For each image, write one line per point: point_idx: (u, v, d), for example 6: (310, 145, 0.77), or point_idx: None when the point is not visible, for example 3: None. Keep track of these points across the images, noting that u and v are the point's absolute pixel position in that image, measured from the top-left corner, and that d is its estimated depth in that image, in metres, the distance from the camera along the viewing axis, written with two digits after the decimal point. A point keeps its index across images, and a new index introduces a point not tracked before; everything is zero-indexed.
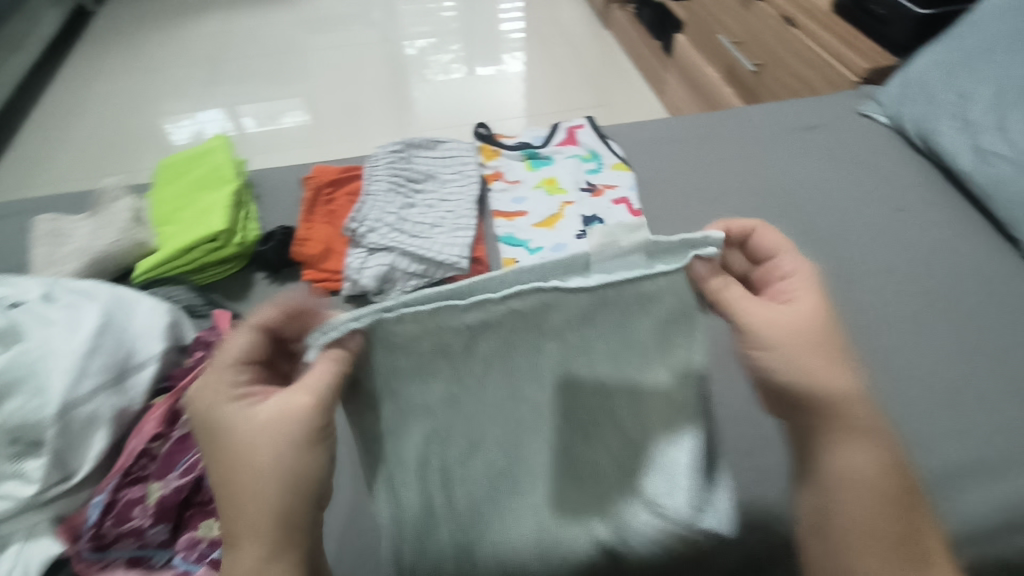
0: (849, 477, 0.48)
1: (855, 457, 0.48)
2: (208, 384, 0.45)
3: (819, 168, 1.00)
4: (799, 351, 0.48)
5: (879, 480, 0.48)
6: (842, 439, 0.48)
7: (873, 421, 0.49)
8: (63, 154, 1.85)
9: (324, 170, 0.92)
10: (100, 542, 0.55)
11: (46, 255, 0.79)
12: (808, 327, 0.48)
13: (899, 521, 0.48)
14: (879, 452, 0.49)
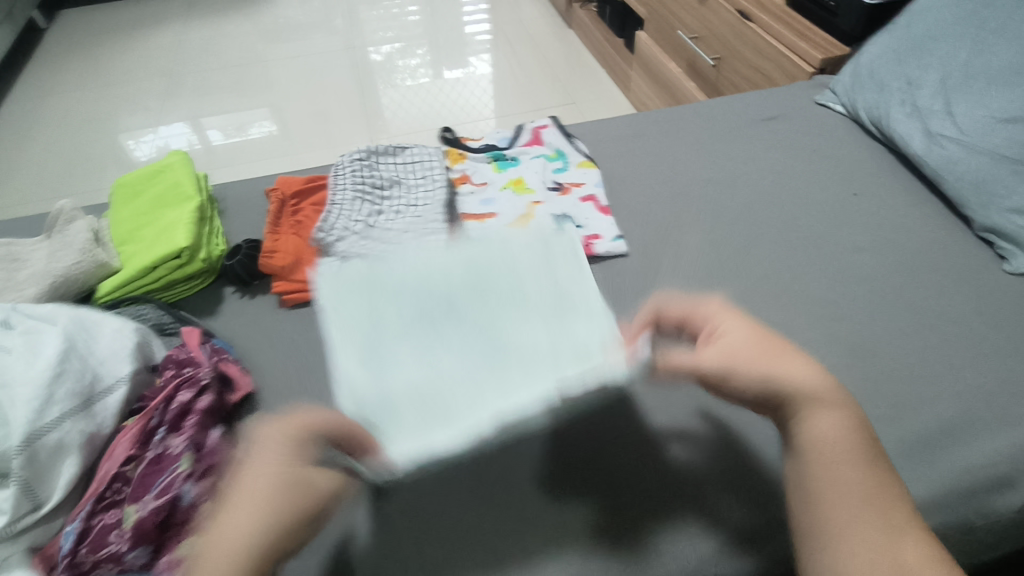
0: (822, 445, 0.50)
1: (824, 429, 0.50)
2: (276, 442, 0.49)
3: (779, 157, 1.03)
4: (737, 346, 0.53)
5: (840, 440, 0.50)
6: (806, 413, 0.51)
7: (826, 389, 0.52)
8: (21, 175, 1.79)
9: (288, 181, 0.92)
10: (76, 572, 0.53)
11: (2, 281, 0.77)
12: (754, 341, 0.54)
13: (878, 487, 0.49)
14: (845, 419, 0.51)
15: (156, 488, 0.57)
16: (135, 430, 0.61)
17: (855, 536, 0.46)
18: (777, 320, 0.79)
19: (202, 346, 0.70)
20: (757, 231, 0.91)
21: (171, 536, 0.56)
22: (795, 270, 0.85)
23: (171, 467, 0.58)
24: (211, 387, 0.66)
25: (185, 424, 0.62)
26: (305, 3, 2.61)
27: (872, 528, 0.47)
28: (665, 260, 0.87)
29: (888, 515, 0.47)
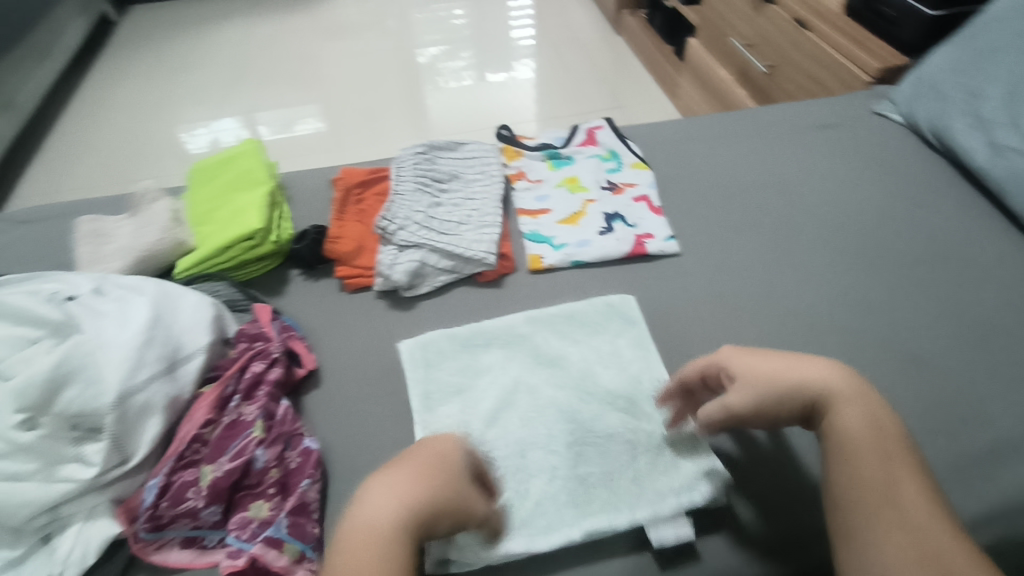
0: (855, 441, 0.55)
1: (853, 425, 0.55)
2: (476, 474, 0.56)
3: (834, 165, 1.02)
4: (764, 379, 0.58)
5: (870, 437, 0.55)
6: (839, 414, 0.56)
7: (847, 391, 0.57)
8: (92, 160, 1.90)
9: (352, 171, 0.95)
10: (156, 522, 0.58)
11: (90, 254, 0.82)
12: (779, 362, 0.59)
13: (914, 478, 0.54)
14: (873, 411, 0.56)
15: (231, 451, 0.61)
16: (214, 396, 0.64)
17: (892, 530, 0.51)
18: (829, 326, 0.79)
19: (272, 322, 0.74)
20: (810, 237, 0.91)
21: (242, 497, 0.60)
22: (848, 278, 0.85)
23: (245, 434, 0.62)
24: (280, 361, 0.70)
25: (258, 394, 0.66)
26: (359, 2, 2.69)
27: (907, 512, 0.52)
28: (716, 262, 0.88)
29: (924, 503, 0.52)
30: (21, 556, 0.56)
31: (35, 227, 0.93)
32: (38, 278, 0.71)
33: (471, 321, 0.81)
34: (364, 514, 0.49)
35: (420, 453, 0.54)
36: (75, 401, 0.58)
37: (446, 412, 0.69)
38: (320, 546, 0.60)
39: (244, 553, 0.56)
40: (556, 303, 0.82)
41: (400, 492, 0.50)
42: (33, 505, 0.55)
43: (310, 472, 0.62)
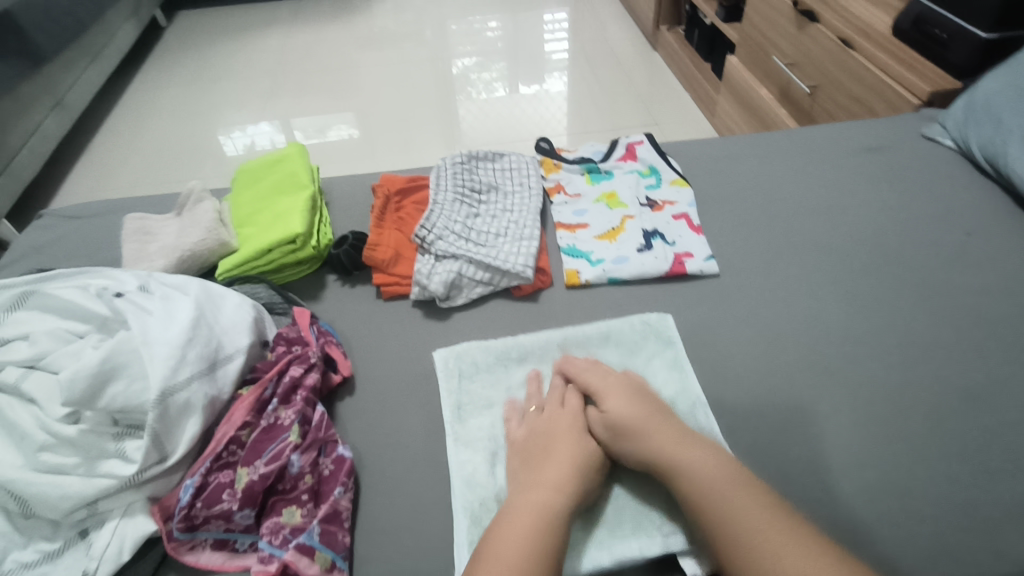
0: (695, 494, 0.57)
1: (695, 476, 0.58)
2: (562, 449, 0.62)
3: (880, 190, 1.00)
4: (625, 435, 0.63)
5: (720, 491, 0.57)
6: (683, 472, 0.59)
7: (684, 454, 0.60)
8: (135, 160, 1.95)
9: (392, 179, 0.96)
10: (190, 523, 0.58)
11: (136, 251, 0.84)
12: (631, 409, 0.65)
13: (757, 515, 0.54)
14: (714, 463, 0.59)
15: (267, 455, 0.61)
16: (252, 398, 0.65)
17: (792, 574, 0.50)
18: (875, 356, 0.77)
19: (310, 327, 0.75)
20: (855, 263, 0.89)
21: (275, 502, 0.60)
22: (895, 306, 0.83)
23: (280, 438, 0.62)
24: (317, 365, 0.70)
25: (295, 399, 0.66)
26: (397, 13, 2.73)
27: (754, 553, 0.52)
28: (757, 285, 0.86)
29: (765, 543, 0.53)
30: (57, 549, 0.56)
31: (84, 224, 0.96)
32: (87, 273, 0.72)
33: (506, 334, 0.80)
34: (509, 534, 0.54)
35: (567, 445, 0.63)
36: (120, 396, 0.59)
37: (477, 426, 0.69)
38: (350, 556, 0.59)
39: (276, 559, 0.56)
40: (592, 320, 0.81)
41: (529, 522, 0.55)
42: (72, 499, 0.55)
43: (343, 480, 0.62)
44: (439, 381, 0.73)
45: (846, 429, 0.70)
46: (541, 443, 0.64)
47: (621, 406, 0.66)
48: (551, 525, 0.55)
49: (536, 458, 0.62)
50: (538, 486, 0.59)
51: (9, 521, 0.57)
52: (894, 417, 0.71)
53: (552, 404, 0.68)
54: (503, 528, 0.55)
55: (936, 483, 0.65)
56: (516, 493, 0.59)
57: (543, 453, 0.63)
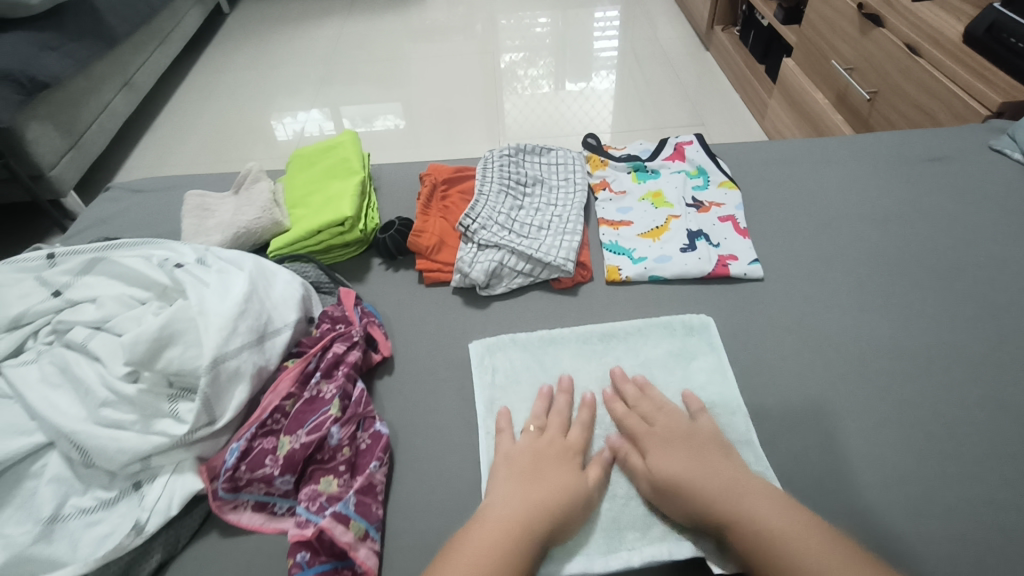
0: (742, 542, 0.52)
1: (746, 522, 0.53)
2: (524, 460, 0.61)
3: (939, 201, 0.96)
4: (673, 485, 0.58)
5: (781, 538, 0.51)
6: (735, 521, 0.53)
7: (736, 501, 0.54)
8: (194, 140, 2.02)
9: (439, 169, 0.98)
10: (234, 484, 0.61)
11: (195, 225, 0.88)
12: (666, 455, 0.60)
13: (806, 569, 0.49)
14: (768, 506, 0.54)
15: (308, 426, 0.63)
16: (297, 371, 0.68)
17: None
18: (924, 372, 0.74)
19: (355, 306, 0.77)
20: (907, 276, 0.86)
21: (314, 471, 0.62)
22: (947, 323, 0.80)
23: (322, 410, 0.64)
24: (360, 344, 0.72)
25: (337, 373, 0.68)
26: (450, 6, 2.76)
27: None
28: (802, 292, 0.84)
29: None
30: (113, 499, 0.59)
31: (149, 198, 1.01)
32: (150, 244, 0.76)
33: (545, 326, 0.80)
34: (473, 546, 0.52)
35: (555, 471, 0.60)
36: (177, 360, 0.62)
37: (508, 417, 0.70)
38: (382, 527, 0.61)
39: (312, 524, 0.58)
40: (631, 317, 0.81)
41: (498, 532, 0.53)
42: (128, 453, 0.59)
43: (379, 455, 0.64)
44: (473, 375, 0.74)
45: (888, 445, 0.68)
46: (530, 462, 0.61)
47: (660, 452, 0.61)
48: (517, 554, 0.52)
49: (524, 474, 0.59)
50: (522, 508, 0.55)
51: (70, 468, 0.60)
52: (941, 436, 0.68)
53: (556, 424, 0.66)
54: (474, 540, 0.53)
55: (983, 507, 0.63)
56: (493, 499, 0.57)
57: (533, 470, 0.59)
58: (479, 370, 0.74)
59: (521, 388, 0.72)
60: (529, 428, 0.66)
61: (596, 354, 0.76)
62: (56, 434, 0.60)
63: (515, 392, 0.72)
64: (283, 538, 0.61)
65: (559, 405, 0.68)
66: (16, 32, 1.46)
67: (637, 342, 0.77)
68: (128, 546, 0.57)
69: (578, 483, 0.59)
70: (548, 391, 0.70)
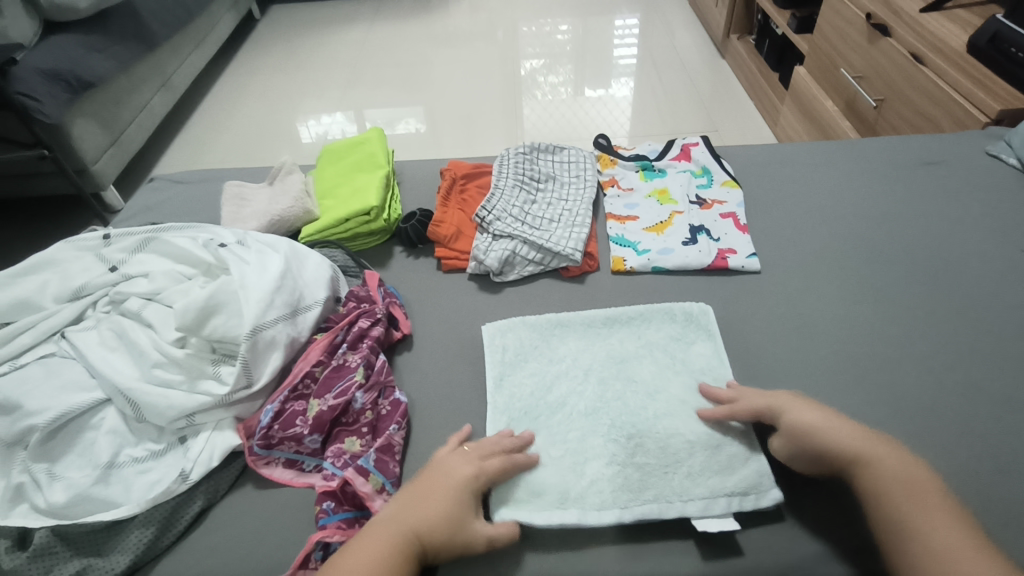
0: (878, 487, 0.57)
1: (887, 473, 0.58)
2: (423, 488, 0.62)
3: (934, 203, 1.00)
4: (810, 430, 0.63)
5: (914, 488, 0.56)
6: (870, 466, 0.59)
7: (874, 452, 0.59)
8: (226, 139, 2.12)
9: (459, 165, 1.05)
10: (268, 441, 0.68)
11: (233, 212, 0.96)
12: (813, 411, 0.64)
13: (934, 516, 0.54)
14: (905, 462, 0.59)
15: (335, 391, 0.70)
16: (326, 343, 0.74)
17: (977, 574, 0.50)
18: (911, 359, 0.78)
19: (378, 288, 0.84)
20: (900, 271, 0.90)
21: (339, 432, 0.69)
22: (937, 314, 0.84)
23: (348, 377, 0.71)
24: (382, 321, 0.78)
25: (361, 346, 0.75)
26: (472, 13, 2.84)
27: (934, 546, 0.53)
28: (797, 284, 0.89)
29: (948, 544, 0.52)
30: (161, 450, 0.66)
31: (191, 188, 1.09)
32: (195, 227, 0.84)
33: (553, 310, 0.86)
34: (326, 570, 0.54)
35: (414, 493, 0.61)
36: (220, 328, 0.69)
37: (516, 391, 0.75)
38: (398, 484, 0.66)
39: (336, 477, 0.65)
40: (633, 304, 0.86)
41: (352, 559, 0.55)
42: (176, 409, 0.65)
43: (398, 419, 0.70)
44: (485, 353, 0.80)
45: (874, 423, 0.72)
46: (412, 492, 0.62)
47: (799, 410, 0.65)
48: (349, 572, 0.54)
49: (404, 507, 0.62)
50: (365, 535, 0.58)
51: (124, 422, 0.67)
52: (925, 416, 0.72)
53: (478, 456, 0.65)
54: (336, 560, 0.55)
55: (964, 480, 0.66)
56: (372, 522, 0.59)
57: (412, 499, 0.60)
58: (489, 350, 0.80)
59: (529, 365, 0.78)
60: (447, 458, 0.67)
61: (600, 338, 0.81)
62: (112, 390, 0.67)
63: (522, 368, 0.78)
64: (311, 492, 0.67)
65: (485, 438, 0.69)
66: (65, 35, 1.57)
67: (638, 327, 0.82)
68: (174, 492, 0.64)
69: (438, 505, 0.60)
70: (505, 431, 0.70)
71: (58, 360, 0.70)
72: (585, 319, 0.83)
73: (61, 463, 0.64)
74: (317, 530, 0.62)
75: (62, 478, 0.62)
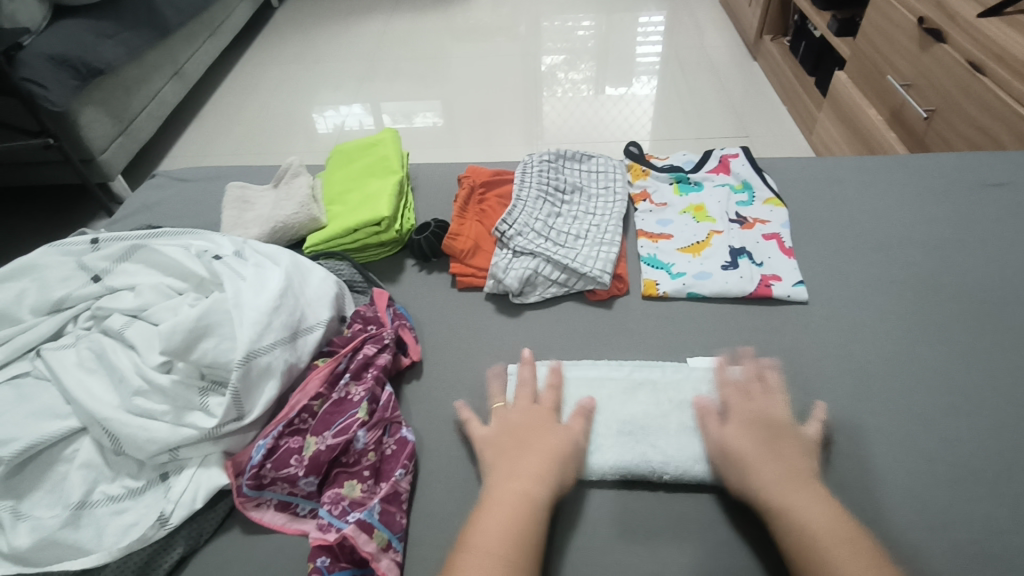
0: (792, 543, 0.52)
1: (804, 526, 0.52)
2: (514, 420, 0.63)
3: (1002, 229, 0.90)
4: (738, 462, 0.58)
5: (827, 535, 0.52)
6: (782, 516, 0.54)
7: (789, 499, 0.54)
8: (237, 132, 2.06)
9: (478, 171, 0.97)
10: (258, 482, 0.61)
11: (235, 217, 0.89)
12: (740, 437, 0.60)
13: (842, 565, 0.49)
14: (825, 511, 0.53)
15: (335, 428, 0.63)
16: (327, 370, 0.67)
17: None
18: (982, 408, 0.69)
19: (387, 308, 0.76)
20: (964, 304, 0.81)
21: (338, 474, 0.62)
22: (1010, 355, 0.74)
23: (349, 412, 0.64)
24: (390, 346, 0.71)
25: (366, 375, 0.67)
26: (494, 7, 2.75)
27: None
28: (849, 316, 0.80)
29: None
30: (140, 488, 0.60)
31: (192, 186, 1.02)
32: (191, 235, 0.77)
33: (576, 338, 0.78)
34: (495, 500, 0.54)
35: (545, 428, 0.62)
36: (210, 352, 0.62)
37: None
38: (405, 538, 0.60)
39: (335, 529, 0.57)
40: (666, 333, 0.79)
41: (521, 480, 0.55)
42: (157, 443, 0.59)
43: (404, 462, 0.63)
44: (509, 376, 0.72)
45: (943, 484, 0.63)
46: (525, 425, 0.62)
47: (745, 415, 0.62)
48: (534, 514, 0.53)
49: (519, 444, 0.59)
50: (527, 470, 0.56)
51: (101, 454, 0.61)
52: (1000, 478, 0.63)
53: (527, 395, 0.66)
54: (483, 512, 0.54)
55: None
56: (491, 477, 0.57)
57: (514, 437, 0.61)
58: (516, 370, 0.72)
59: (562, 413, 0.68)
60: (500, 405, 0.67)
61: (654, 394, 0.68)
62: (89, 419, 0.60)
63: None
64: (303, 540, 0.60)
65: (523, 379, 0.69)
66: (74, 19, 1.51)
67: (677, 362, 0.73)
68: (152, 538, 0.57)
69: (547, 437, 0.60)
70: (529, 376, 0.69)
71: (32, 382, 0.64)
72: (636, 371, 0.72)
73: (28, 501, 0.57)
74: None
75: (28, 518, 0.56)
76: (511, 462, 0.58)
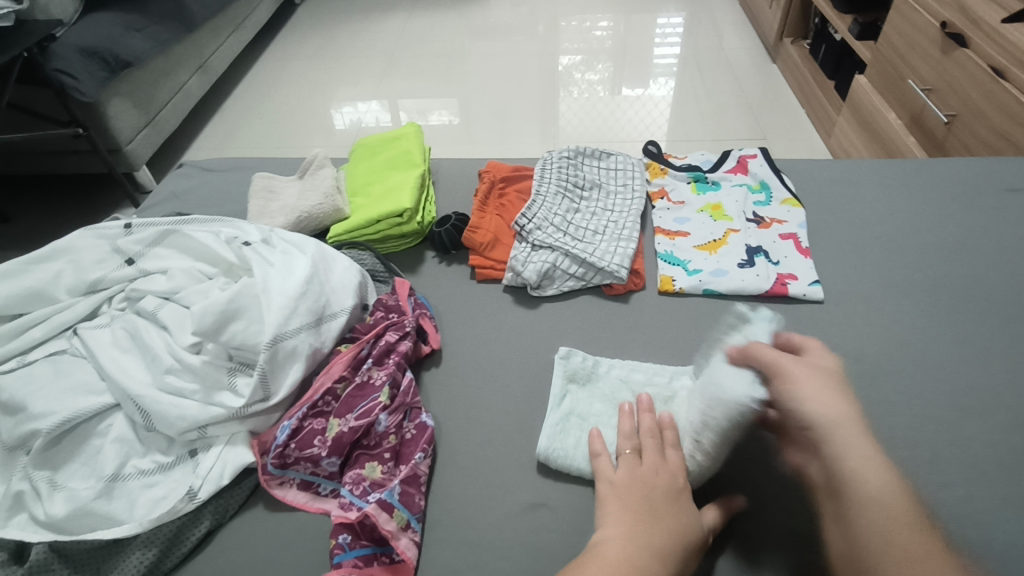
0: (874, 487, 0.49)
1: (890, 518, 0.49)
2: (639, 475, 0.57)
3: (1019, 235, 0.90)
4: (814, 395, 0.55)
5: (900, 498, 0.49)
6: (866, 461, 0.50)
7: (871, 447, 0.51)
8: (258, 125, 2.09)
9: (498, 166, 0.99)
10: (283, 461, 0.63)
11: (261, 206, 0.92)
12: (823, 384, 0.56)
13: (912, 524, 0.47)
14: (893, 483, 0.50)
15: (358, 411, 0.64)
16: (350, 355, 0.69)
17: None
18: (997, 411, 0.69)
19: (408, 298, 0.78)
20: (980, 307, 0.81)
21: (359, 456, 0.64)
22: None
23: (371, 396, 0.66)
24: (411, 334, 0.73)
25: (388, 361, 0.69)
26: (514, 6, 2.77)
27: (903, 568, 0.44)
28: (865, 317, 0.80)
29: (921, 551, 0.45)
30: (169, 463, 0.62)
31: (220, 176, 1.05)
32: (220, 221, 0.79)
33: (593, 331, 0.80)
34: (609, 555, 0.49)
35: (671, 497, 0.55)
36: (240, 334, 0.65)
37: (576, 428, 0.67)
38: (423, 519, 0.62)
39: (356, 508, 0.59)
40: (681, 329, 0.80)
41: (638, 543, 0.50)
42: (186, 421, 0.61)
43: (424, 446, 0.64)
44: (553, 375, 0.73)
45: (956, 485, 0.63)
46: (654, 488, 0.56)
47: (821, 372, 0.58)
48: None
49: (643, 504, 0.54)
50: (646, 540, 0.51)
51: (133, 430, 0.63)
52: (1012, 480, 0.63)
53: (651, 446, 0.60)
54: (590, 564, 0.49)
55: None
56: (608, 529, 0.52)
57: (641, 496, 0.55)
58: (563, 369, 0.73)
59: (602, 410, 0.69)
60: (628, 451, 0.60)
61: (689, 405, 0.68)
62: (122, 396, 0.63)
63: (593, 393, 0.71)
64: (325, 519, 0.62)
65: (648, 425, 0.62)
66: (105, 12, 1.55)
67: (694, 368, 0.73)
68: (181, 511, 0.59)
69: (675, 510, 0.54)
70: (630, 410, 0.64)
71: (68, 359, 0.66)
72: (676, 379, 0.72)
73: (63, 472, 0.60)
74: (331, 568, 0.57)
75: (63, 488, 0.58)
76: (632, 523, 0.52)
